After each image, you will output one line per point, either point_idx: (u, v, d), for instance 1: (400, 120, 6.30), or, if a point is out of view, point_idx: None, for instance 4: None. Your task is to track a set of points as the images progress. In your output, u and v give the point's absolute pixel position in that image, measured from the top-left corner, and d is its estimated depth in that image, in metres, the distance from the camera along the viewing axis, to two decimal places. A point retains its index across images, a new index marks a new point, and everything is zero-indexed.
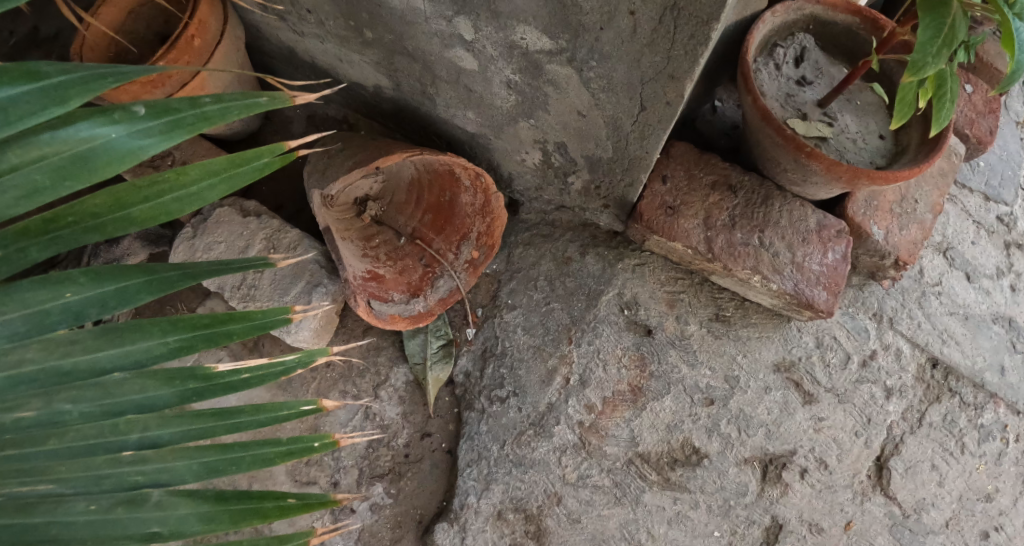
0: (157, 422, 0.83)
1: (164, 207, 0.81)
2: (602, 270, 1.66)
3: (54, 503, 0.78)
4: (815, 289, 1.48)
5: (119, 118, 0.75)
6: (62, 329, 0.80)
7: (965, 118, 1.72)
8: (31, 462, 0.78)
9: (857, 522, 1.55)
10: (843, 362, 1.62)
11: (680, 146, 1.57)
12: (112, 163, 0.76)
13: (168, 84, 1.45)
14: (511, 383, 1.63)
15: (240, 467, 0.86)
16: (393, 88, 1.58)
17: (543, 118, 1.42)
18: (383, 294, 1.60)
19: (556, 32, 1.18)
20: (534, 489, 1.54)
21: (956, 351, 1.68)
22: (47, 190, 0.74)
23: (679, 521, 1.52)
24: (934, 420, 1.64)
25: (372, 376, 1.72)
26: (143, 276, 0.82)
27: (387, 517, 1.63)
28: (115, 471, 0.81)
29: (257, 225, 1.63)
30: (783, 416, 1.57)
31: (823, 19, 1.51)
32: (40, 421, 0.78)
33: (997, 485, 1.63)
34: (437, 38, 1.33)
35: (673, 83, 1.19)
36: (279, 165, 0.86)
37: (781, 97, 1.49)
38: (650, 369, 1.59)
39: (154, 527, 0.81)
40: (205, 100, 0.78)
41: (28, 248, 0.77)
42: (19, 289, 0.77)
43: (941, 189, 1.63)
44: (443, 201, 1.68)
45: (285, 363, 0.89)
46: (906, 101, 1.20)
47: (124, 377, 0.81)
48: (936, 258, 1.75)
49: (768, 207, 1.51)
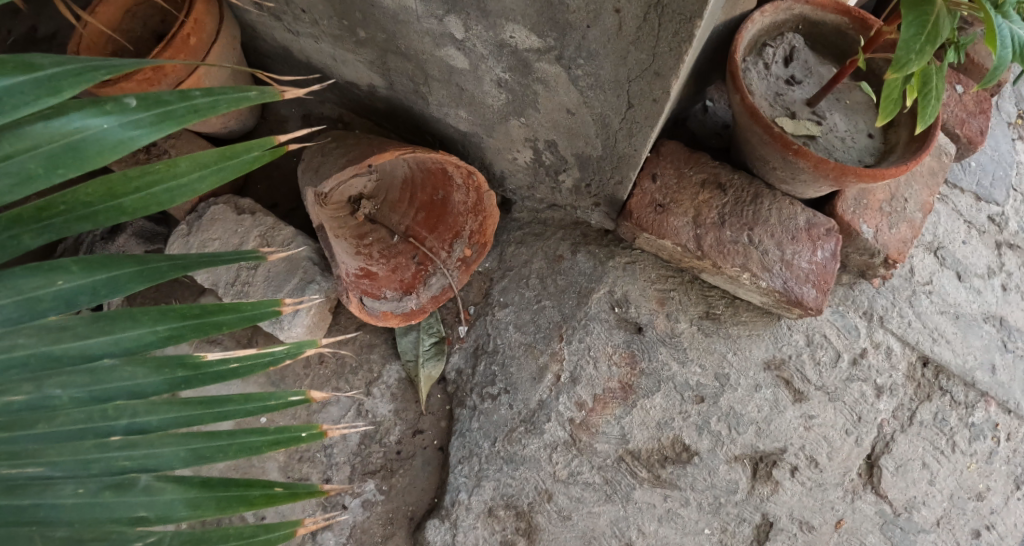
0: (146, 408, 0.84)
1: (155, 198, 0.82)
2: (593, 268, 1.67)
3: (43, 485, 0.79)
4: (804, 287, 1.49)
5: (111, 109, 0.76)
6: (52, 316, 0.81)
7: (955, 117, 1.73)
8: (20, 445, 0.79)
9: (848, 520, 1.55)
10: (833, 360, 1.62)
11: (670, 145, 1.58)
12: (103, 153, 0.77)
13: (164, 82, 1.46)
14: (502, 380, 1.64)
15: (227, 454, 0.87)
16: (387, 88, 1.60)
17: (534, 117, 1.43)
18: (375, 292, 1.61)
19: (544, 31, 1.20)
20: (525, 486, 1.55)
21: (947, 349, 1.69)
22: (40, 178, 0.75)
23: (670, 518, 1.52)
24: (925, 418, 1.64)
25: (365, 373, 1.73)
26: (134, 266, 0.84)
27: (379, 514, 1.64)
28: (104, 456, 0.82)
29: (251, 222, 1.64)
30: (773, 414, 1.58)
31: (812, 19, 1.52)
32: (30, 405, 0.79)
33: (988, 484, 1.63)
34: (428, 37, 1.34)
35: (659, 80, 1.20)
36: (269, 159, 0.87)
37: (770, 96, 1.50)
38: (640, 366, 1.60)
39: (140, 511, 0.83)
40: (195, 94, 0.79)
41: (21, 236, 0.78)
42: (13, 276, 0.79)
43: (930, 189, 1.64)
44: (436, 199, 1.69)
45: (273, 354, 0.91)
46: (892, 98, 1.22)
47: (113, 363, 0.83)
48: (926, 258, 1.76)
49: (757, 205, 1.52)
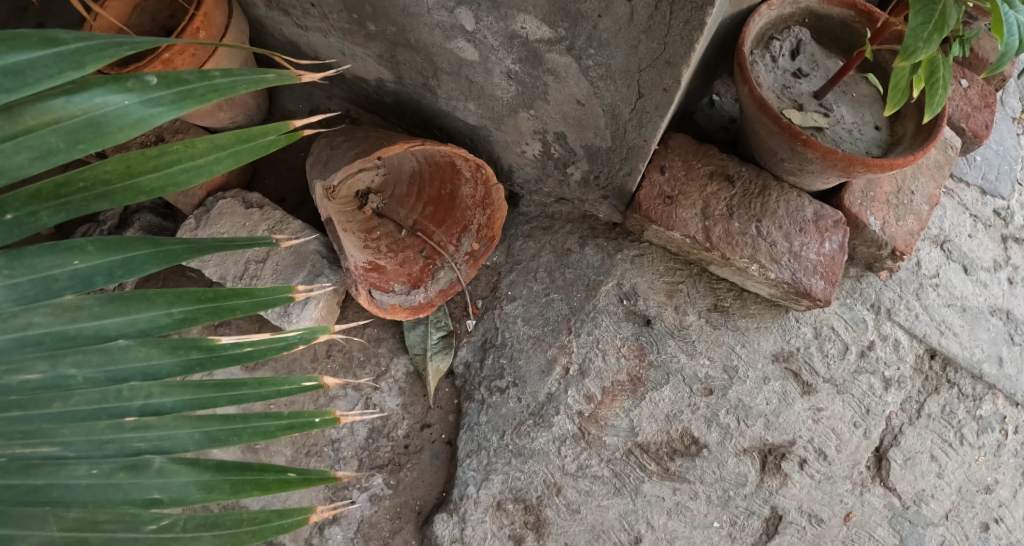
0: (160, 390, 0.84)
1: (172, 178, 0.83)
2: (601, 261, 1.68)
3: (56, 466, 0.78)
4: (812, 278, 1.49)
5: (132, 86, 0.77)
6: (69, 295, 0.81)
7: (960, 111, 1.74)
8: (34, 424, 0.79)
9: (857, 513, 1.55)
10: (841, 352, 1.62)
11: (678, 137, 1.59)
12: (123, 129, 0.77)
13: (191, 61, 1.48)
14: (511, 373, 1.65)
15: (241, 438, 0.87)
16: (395, 82, 1.60)
17: (543, 109, 1.44)
18: (384, 285, 1.61)
19: (555, 21, 1.20)
20: (534, 479, 1.55)
21: (954, 342, 1.69)
22: (60, 152, 0.76)
23: (679, 511, 1.52)
24: (932, 411, 1.64)
25: (372, 366, 1.73)
26: (148, 248, 0.84)
27: (386, 508, 1.63)
28: (118, 437, 0.82)
29: (259, 216, 1.65)
30: (782, 406, 1.58)
31: (818, 13, 1.53)
32: (45, 384, 0.79)
33: (996, 477, 1.62)
34: (438, 29, 1.35)
35: (670, 69, 1.21)
36: (285, 143, 0.87)
37: (778, 88, 1.51)
38: (648, 359, 1.60)
39: (154, 493, 0.82)
40: (214, 74, 0.79)
41: (39, 214, 0.78)
42: (31, 255, 0.79)
43: (937, 181, 1.65)
44: (444, 193, 1.70)
45: (287, 339, 0.91)
46: (899, 88, 1.23)
47: (128, 344, 0.83)
48: (933, 251, 1.77)
49: (765, 197, 1.53)
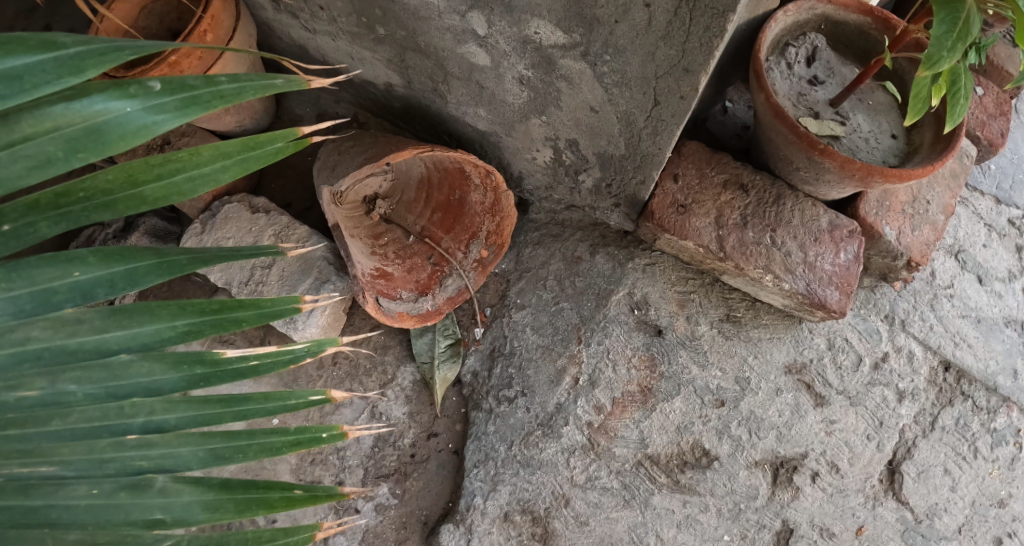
0: (163, 406, 0.81)
1: (176, 187, 0.80)
2: (612, 269, 1.65)
3: (55, 486, 0.76)
4: (827, 289, 1.47)
5: (134, 92, 0.74)
6: (68, 308, 0.78)
7: (976, 120, 1.72)
8: (32, 443, 0.76)
9: (869, 527, 1.52)
10: (854, 364, 1.60)
11: (692, 145, 1.57)
12: (126, 137, 0.75)
13: (194, 67, 1.45)
14: (519, 383, 1.62)
15: (246, 455, 0.84)
16: (404, 86, 1.58)
17: (555, 115, 1.42)
18: (392, 293, 1.59)
19: (570, 26, 1.18)
20: (542, 491, 1.52)
21: (968, 353, 1.67)
22: (60, 161, 0.74)
23: (689, 524, 1.49)
24: (946, 423, 1.61)
25: (379, 374, 1.71)
26: (153, 258, 0.80)
27: (392, 518, 1.61)
28: (119, 455, 0.79)
29: (266, 222, 1.62)
30: (794, 418, 1.55)
31: (834, 19, 1.51)
32: (43, 401, 0.76)
33: (1010, 490, 1.59)
34: (449, 34, 1.32)
35: (688, 77, 1.18)
36: (293, 151, 0.85)
37: (794, 95, 1.49)
38: (660, 369, 1.58)
39: (157, 514, 0.80)
40: (221, 79, 0.77)
41: (38, 223, 0.76)
42: (29, 267, 0.76)
43: (952, 191, 1.63)
44: (452, 199, 1.67)
45: (294, 351, 0.87)
46: (920, 97, 1.20)
47: (130, 359, 0.79)
48: (947, 261, 1.75)
49: (780, 206, 1.50)
